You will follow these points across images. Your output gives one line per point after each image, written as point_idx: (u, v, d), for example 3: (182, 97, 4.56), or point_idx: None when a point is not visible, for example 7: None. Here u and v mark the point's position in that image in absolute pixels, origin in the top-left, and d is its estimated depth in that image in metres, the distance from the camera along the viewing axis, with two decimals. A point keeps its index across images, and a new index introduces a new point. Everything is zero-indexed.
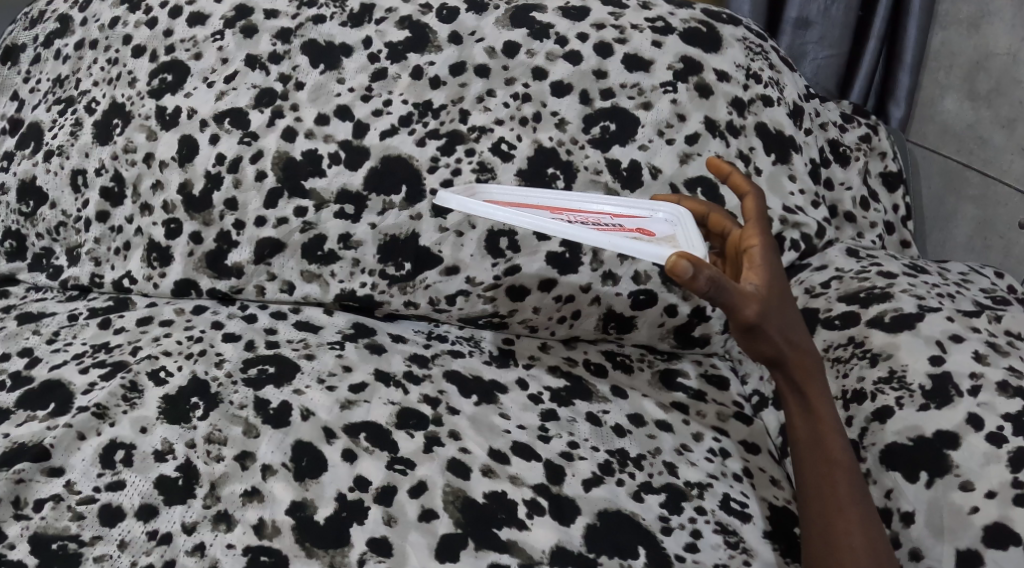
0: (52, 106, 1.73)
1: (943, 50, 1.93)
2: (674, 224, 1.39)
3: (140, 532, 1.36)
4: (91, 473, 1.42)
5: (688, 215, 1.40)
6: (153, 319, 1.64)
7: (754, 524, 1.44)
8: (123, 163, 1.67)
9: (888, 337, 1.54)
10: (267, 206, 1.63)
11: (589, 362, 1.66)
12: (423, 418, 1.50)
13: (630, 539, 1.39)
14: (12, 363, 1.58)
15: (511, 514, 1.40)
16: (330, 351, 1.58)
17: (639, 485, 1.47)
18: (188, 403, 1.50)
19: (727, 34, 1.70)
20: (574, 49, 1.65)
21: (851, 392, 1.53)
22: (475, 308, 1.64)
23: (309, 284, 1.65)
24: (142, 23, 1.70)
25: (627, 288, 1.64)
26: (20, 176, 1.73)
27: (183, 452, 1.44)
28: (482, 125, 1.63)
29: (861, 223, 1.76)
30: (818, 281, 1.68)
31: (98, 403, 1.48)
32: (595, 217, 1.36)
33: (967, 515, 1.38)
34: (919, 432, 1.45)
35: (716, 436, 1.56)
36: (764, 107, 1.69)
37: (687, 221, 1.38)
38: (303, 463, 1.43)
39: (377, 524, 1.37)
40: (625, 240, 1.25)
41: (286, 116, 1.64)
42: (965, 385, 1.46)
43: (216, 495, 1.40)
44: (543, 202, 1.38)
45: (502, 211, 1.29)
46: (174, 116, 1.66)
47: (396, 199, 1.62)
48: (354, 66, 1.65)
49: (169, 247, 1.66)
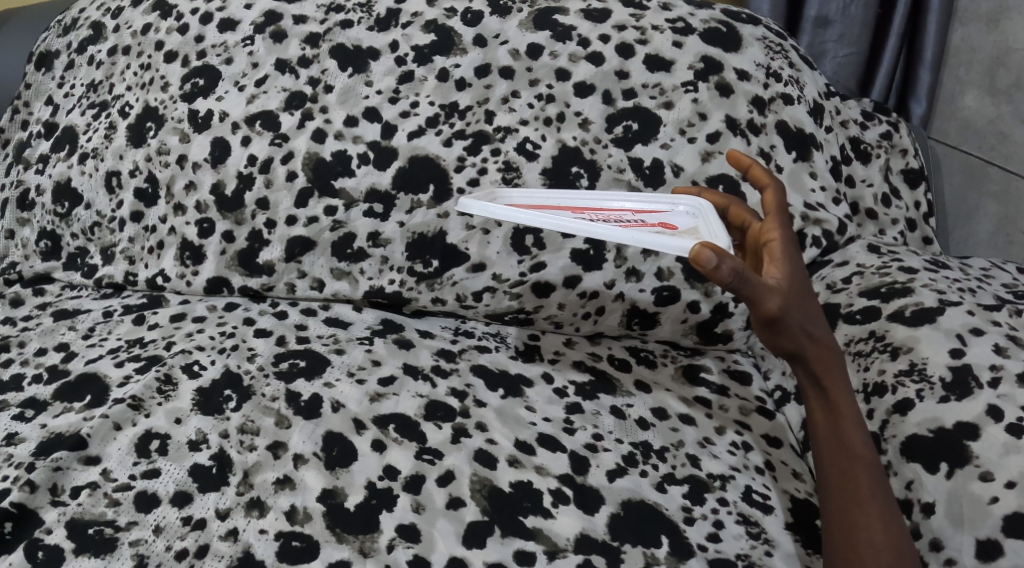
0: (87, 111, 1.78)
1: (962, 46, 1.95)
2: (695, 216, 1.42)
3: (175, 517, 1.40)
4: (127, 462, 1.46)
5: (709, 207, 1.43)
6: (186, 315, 1.68)
7: (776, 515, 1.47)
8: (157, 164, 1.71)
9: (908, 331, 1.57)
10: (298, 205, 1.67)
11: (613, 358, 1.68)
12: (450, 410, 1.53)
13: (653, 528, 1.42)
14: (49, 358, 1.63)
15: (537, 503, 1.43)
16: (359, 346, 1.62)
17: (662, 476, 1.49)
18: (221, 395, 1.54)
19: (746, 34, 1.73)
20: (596, 51, 1.68)
21: (873, 386, 1.56)
22: (501, 304, 1.68)
23: (339, 281, 1.69)
24: (174, 29, 1.74)
25: (650, 284, 1.67)
26: (55, 178, 1.78)
27: (217, 442, 1.48)
28: (507, 126, 1.67)
29: (882, 220, 1.78)
30: (840, 276, 1.70)
31: (133, 395, 1.52)
32: (617, 214, 1.38)
33: (986, 505, 1.41)
34: (939, 424, 1.47)
35: (739, 430, 1.58)
36: (784, 106, 1.71)
37: (708, 212, 1.41)
38: (333, 453, 1.47)
39: (406, 511, 1.41)
40: (651, 234, 1.28)
41: (316, 118, 1.68)
42: (985, 377, 1.48)
43: (249, 483, 1.44)
44: (564, 203, 1.41)
45: (525, 213, 1.31)
46: (207, 120, 1.70)
47: (423, 198, 1.66)
48: (381, 69, 1.69)
49: (201, 246, 1.70)
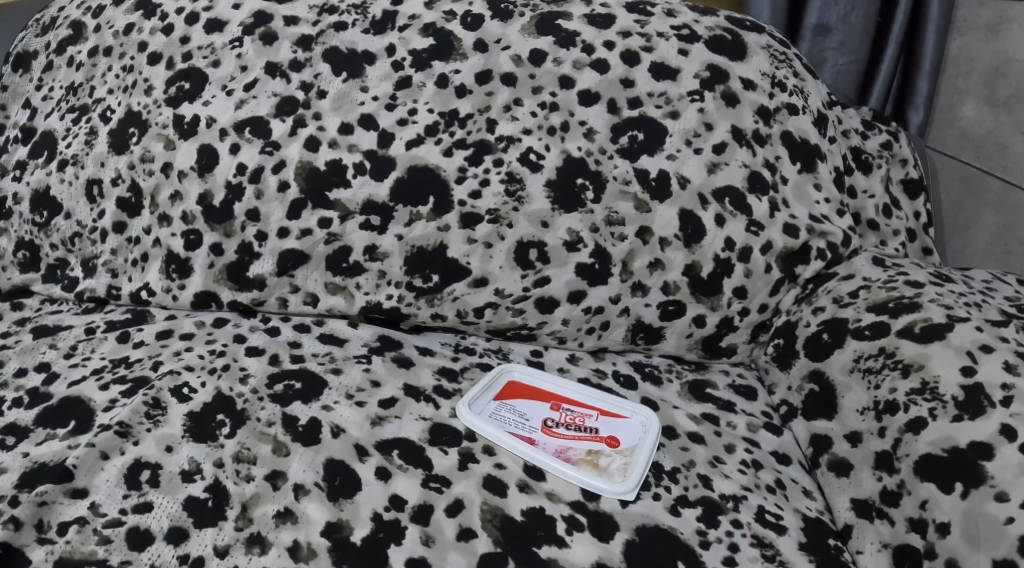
0: (66, 115, 1.68)
1: (961, 55, 1.93)
2: (640, 427, 1.52)
3: (171, 556, 1.33)
4: (117, 495, 1.38)
5: (653, 418, 1.53)
6: (173, 332, 1.60)
7: (790, 536, 1.42)
8: (140, 172, 1.63)
9: (918, 348, 1.49)
10: (291, 217, 1.60)
11: (618, 374, 1.63)
12: (456, 434, 1.48)
13: (668, 554, 1.37)
14: (29, 380, 1.54)
15: (550, 532, 1.38)
16: (357, 366, 1.55)
17: (675, 499, 1.44)
18: (214, 420, 1.46)
19: (751, 42, 1.68)
20: (601, 58, 1.63)
21: (884, 403, 1.48)
22: (503, 320, 1.62)
23: (334, 296, 1.62)
24: (158, 29, 1.65)
25: (656, 298, 1.63)
26: (33, 186, 1.67)
27: (211, 472, 1.41)
28: (510, 135, 1.61)
29: (884, 230, 1.73)
30: (846, 290, 1.62)
31: (120, 421, 1.44)
32: (572, 451, 1.48)
33: (1003, 525, 1.34)
34: (953, 443, 1.40)
35: (749, 447, 1.54)
36: (789, 116, 1.67)
37: (651, 428, 1.52)
38: (335, 482, 1.40)
39: (415, 543, 1.35)
40: (604, 480, 1.44)
41: (309, 125, 1.61)
42: (997, 396, 1.41)
43: (248, 517, 1.37)
44: (513, 397, 1.55)
45: (491, 436, 1.48)
46: (193, 125, 1.62)
47: (423, 211, 1.60)
48: (377, 74, 1.62)
49: (188, 259, 1.62)
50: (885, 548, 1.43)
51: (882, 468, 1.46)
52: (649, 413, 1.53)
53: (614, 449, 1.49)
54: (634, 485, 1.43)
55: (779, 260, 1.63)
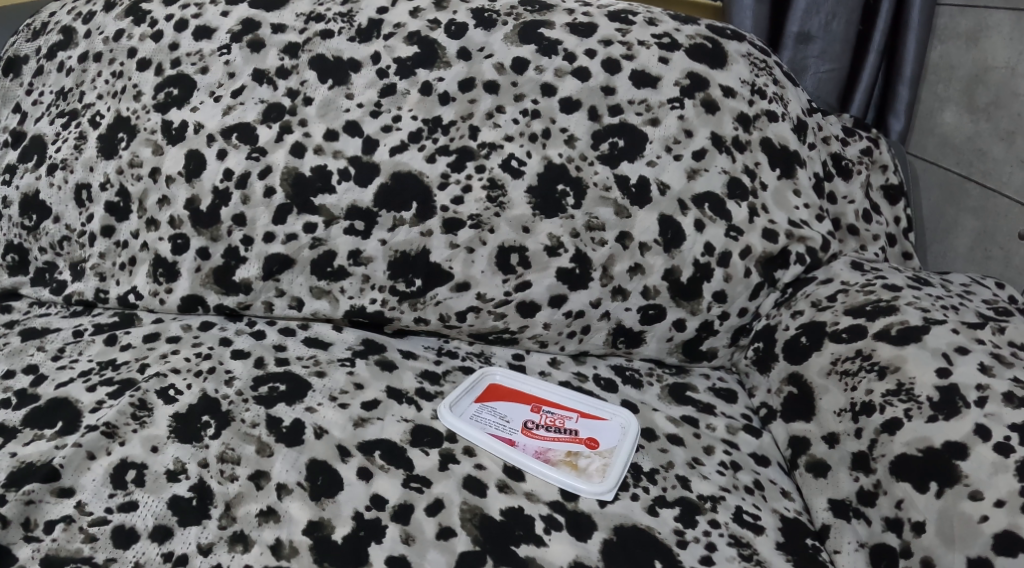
0: (55, 120, 1.71)
1: (941, 63, 1.97)
2: (618, 429, 1.55)
3: (156, 553, 1.36)
4: (102, 494, 1.40)
5: (632, 420, 1.55)
6: (160, 335, 1.63)
7: (767, 536, 1.44)
8: (129, 177, 1.65)
9: (894, 350, 1.51)
10: (276, 222, 1.63)
11: (599, 377, 1.66)
12: (437, 435, 1.51)
13: (646, 553, 1.39)
14: (18, 381, 1.56)
15: (529, 531, 1.40)
16: (340, 368, 1.58)
17: (653, 499, 1.47)
18: (199, 421, 1.49)
19: (731, 50, 1.70)
20: (582, 66, 1.66)
21: (860, 405, 1.50)
22: (486, 324, 1.65)
23: (319, 300, 1.65)
24: (147, 36, 1.68)
25: (636, 302, 1.65)
26: (22, 189, 1.70)
27: (196, 472, 1.43)
28: (492, 142, 1.64)
29: (864, 236, 1.75)
30: (825, 294, 1.64)
31: (107, 422, 1.47)
32: (552, 452, 1.50)
33: (976, 523, 1.36)
34: (927, 443, 1.42)
35: (727, 449, 1.56)
36: (769, 122, 1.69)
37: (629, 429, 1.54)
38: (318, 482, 1.43)
39: (395, 542, 1.37)
40: (583, 480, 1.46)
41: (294, 131, 1.64)
42: (971, 397, 1.43)
43: (231, 516, 1.39)
44: (495, 400, 1.57)
45: (473, 438, 1.51)
46: (181, 131, 1.64)
47: (406, 216, 1.62)
48: (362, 81, 1.65)
49: (175, 263, 1.65)
50: (862, 547, 1.44)
51: (858, 469, 1.48)
52: (629, 415, 1.56)
53: (593, 450, 1.51)
54: (612, 486, 1.46)
55: (757, 265, 1.65)
